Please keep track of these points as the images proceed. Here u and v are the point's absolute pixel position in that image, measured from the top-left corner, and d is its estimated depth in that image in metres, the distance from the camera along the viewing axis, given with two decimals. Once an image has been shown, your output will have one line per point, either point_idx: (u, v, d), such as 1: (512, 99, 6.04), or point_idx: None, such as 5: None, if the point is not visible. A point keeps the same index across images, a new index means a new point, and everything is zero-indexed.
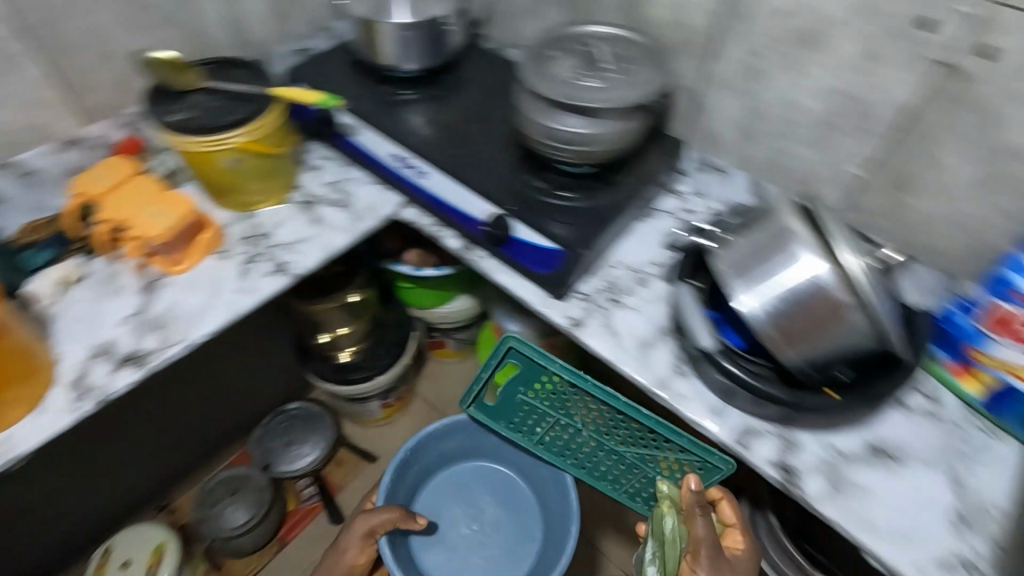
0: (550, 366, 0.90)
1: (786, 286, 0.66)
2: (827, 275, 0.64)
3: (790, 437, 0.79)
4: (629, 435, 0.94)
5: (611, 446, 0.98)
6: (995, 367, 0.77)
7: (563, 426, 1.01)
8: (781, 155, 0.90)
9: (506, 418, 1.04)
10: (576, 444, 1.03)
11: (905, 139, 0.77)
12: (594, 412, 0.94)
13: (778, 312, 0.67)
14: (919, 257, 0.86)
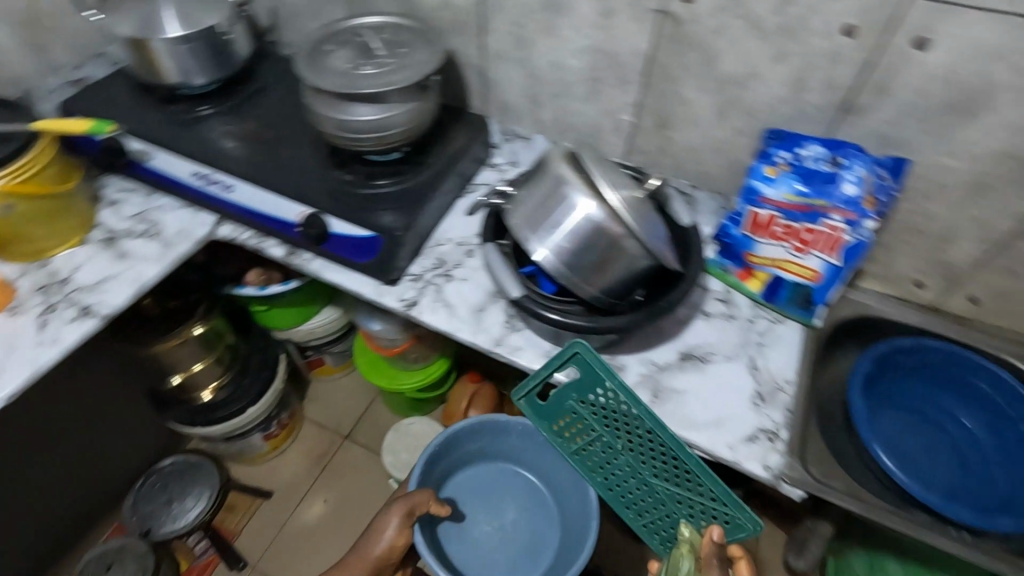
0: (609, 380, 0.82)
1: (564, 227, 0.73)
2: (597, 211, 0.72)
3: (614, 362, 0.89)
4: (675, 469, 0.85)
5: (646, 479, 0.89)
6: (765, 264, 0.91)
7: (607, 443, 0.90)
8: (566, 113, 1.00)
9: (563, 426, 0.91)
10: (608, 466, 0.92)
11: (652, 81, 0.88)
12: (644, 435, 0.84)
13: (564, 251, 0.74)
14: (694, 181, 1.00)
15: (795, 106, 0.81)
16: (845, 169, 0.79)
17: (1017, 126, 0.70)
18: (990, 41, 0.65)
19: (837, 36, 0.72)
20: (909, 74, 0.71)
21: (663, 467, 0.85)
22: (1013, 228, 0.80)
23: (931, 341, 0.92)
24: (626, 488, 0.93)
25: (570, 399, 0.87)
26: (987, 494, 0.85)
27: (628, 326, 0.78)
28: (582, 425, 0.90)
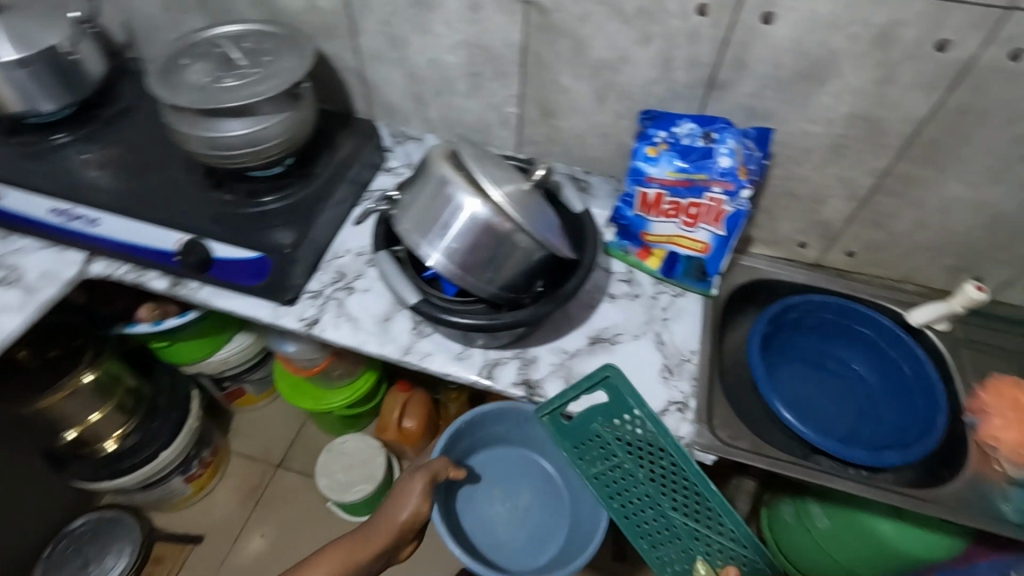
0: (638, 410, 0.81)
1: (453, 230, 0.72)
2: (483, 210, 0.71)
3: (526, 356, 0.89)
4: (696, 500, 0.85)
5: (666, 509, 0.88)
6: (660, 241, 0.94)
7: (625, 471, 0.88)
8: (452, 110, 0.98)
9: (586, 450, 0.88)
10: (627, 493, 0.89)
11: (530, 72, 0.88)
12: (670, 467, 0.83)
13: (455, 253, 0.72)
14: (587, 166, 1.01)
15: (667, 86, 0.83)
16: (718, 142, 0.82)
17: (862, 89, 0.75)
18: (826, 11, 0.69)
19: (692, 15, 0.74)
20: (762, 47, 0.75)
21: (688, 504, 0.85)
22: (873, 184, 0.86)
23: (817, 295, 0.97)
24: (642, 518, 0.89)
25: (598, 429, 0.86)
26: (879, 432, 0.90)
27: (530, 320, 0.77)
28: (608, 462, 0.88)
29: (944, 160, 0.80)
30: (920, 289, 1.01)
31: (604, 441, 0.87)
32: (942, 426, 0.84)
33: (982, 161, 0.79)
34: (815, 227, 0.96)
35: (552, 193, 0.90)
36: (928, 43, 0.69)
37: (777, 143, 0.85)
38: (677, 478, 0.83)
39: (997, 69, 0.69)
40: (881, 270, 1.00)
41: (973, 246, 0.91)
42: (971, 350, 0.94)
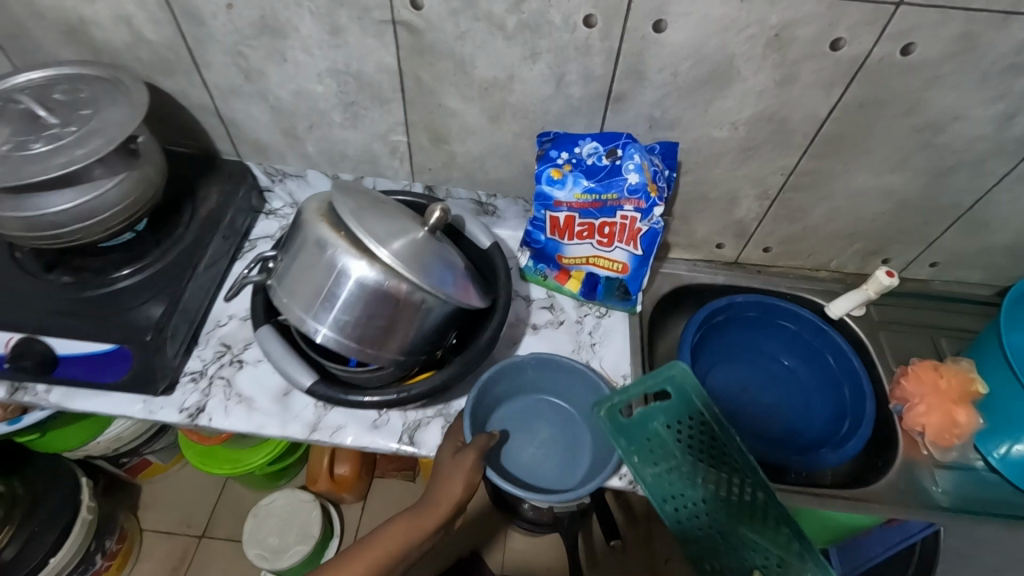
0: (705, 412, 0.66)
1: (340, 299, 0.62)
2: (372, 273, 0.62)
3: (449, 412, 0.81)
4: (770, 518, 0.63)
5: (731, 520, 0.66)
6: (577, 263, 0.88)
7: (684, 475, 0.69)
8: (332, 142, 0.87)
9: (641, 449, 0.70)
10: (678, 498, 0.69)
11: (412, 96, 0.78)
12: (737, 475, 0.65)
13: (348, 324, 0.63)
14: (491, 190, 0.93)
15: (562, 102, 0.76)
16: (623, 159, 0.76)
17: (764, 92, 0.71)
18: (720, 15, 0.64)
19: (580, 27, 0.67)
20: (658, 56, 0.69)
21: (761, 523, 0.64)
22: (783, 182, 0.84)
23: (739, 296, 0.96)
24: (691, 529, 0.68)
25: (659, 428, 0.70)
26: (813, 428, 0.90)
27: (447, 382, 0.70)
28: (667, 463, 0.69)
29: (849, 154, 0.78)
30: (834, 274, 1.01)
31: (663, 440, 0.70)
32: (870, 419, 0.85)
33: (884, 152, 0.78)
34: (731, 228, 0.94)
35: (456, 229, 0.82)
36: (824, 41, 0.65)
37: (684, 151, 0.81)
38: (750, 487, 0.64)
39: (891, 64, 0.67)
40: (797, 261, 0.99)
41: (880, 231, 0.91)
42: (888, 332, 0.95)
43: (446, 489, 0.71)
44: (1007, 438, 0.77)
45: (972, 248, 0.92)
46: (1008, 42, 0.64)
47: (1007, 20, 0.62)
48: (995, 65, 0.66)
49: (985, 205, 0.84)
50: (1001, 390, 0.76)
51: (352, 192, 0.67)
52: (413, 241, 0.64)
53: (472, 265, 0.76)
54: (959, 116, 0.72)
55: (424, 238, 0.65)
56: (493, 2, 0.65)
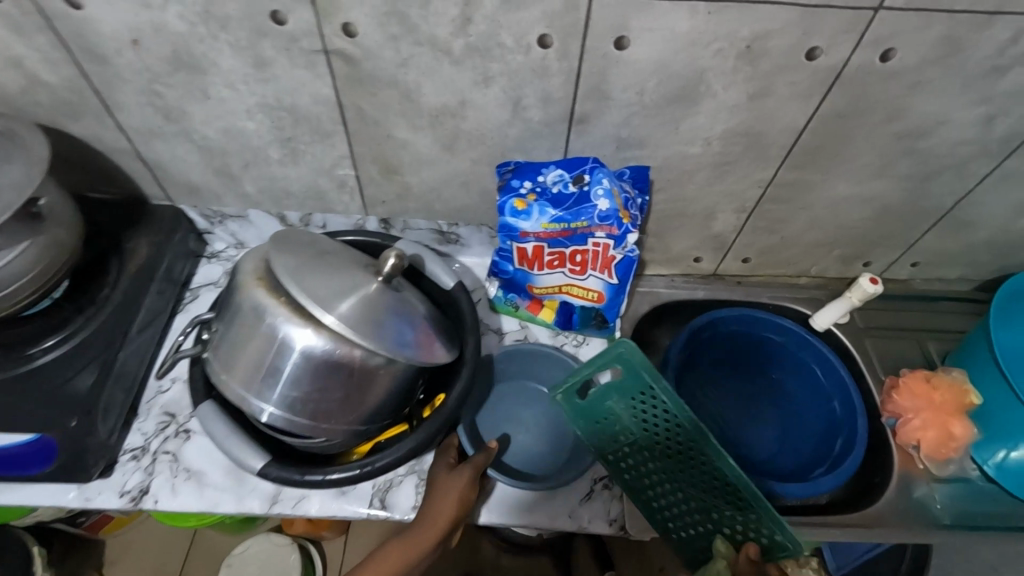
0: (654, 387, 0.66)
1: (285, 373, 0.56)
2: (319, 341, 0.56)
3: (422, 468, 0.74)
4: (721, 480, 0.66)
5: (690, 487, 0.68)
6: (549, 293, 0.82)
7: (643, 449, 0.70)
8: (272, 180, 0.79)
9: (600, 427, 0.72)
10: (639, 471, 0.71)
11: (355, 128, 0.71)
12: (689, 446, 0.67)
13: (299, 400, 0.57)
14: (451, 218, 0.86)
15: (521, 127, 0.69)
16: (591, 185, 0.70)
17: (737, 106, 0.66)
18: (688, 28, 0.58)
19: (534, 48, 0.60)
20: (622, 74, 0.63)
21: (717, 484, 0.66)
22: (760, 194, 0.79)
23: (720, 311, 0.92)
24: (657, 502, 0.70)
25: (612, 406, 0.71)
26: (806, 445, 0.86)
27: (414, 450, 0.63)
28: (626, 436, 0.71)
29: (828, 163, 0.74)
30: (816, 280, 0.97)
31: (618, 415, 0.71)
32: (864, 435, 0.81)
33: (864, 159, 0.73)
34: (709, 241, 0.89)
35: (415, 267, 0.75)
36: (799, 52, 0.60)
37: (656, 169, 0.75)
38: (702, 454, 0.66)
39: (870, 72, 0.62)
40: (777, 270, 0.95)
41: (861, 236, 0.87)
42: (874, 338, 0.92)
43: (437, 507, 0.66)
44: (1002, 445, 0.75)
45: (953, 246, 0.90)
46: (991, 43, 0.59)
47: (991, 20, 0.57)
48: (977, 67, 0.62)
49: (966, 204, 0.81)
50: (995, 396, 0.74)
51: (294, 247, 0.60)
52: (363, 299, 0.58)
53: (438, 311, 0.70)
54: (942, 119, 0.67)
55: (375, 294, 0.59)
56: (435, 26, 0.58)
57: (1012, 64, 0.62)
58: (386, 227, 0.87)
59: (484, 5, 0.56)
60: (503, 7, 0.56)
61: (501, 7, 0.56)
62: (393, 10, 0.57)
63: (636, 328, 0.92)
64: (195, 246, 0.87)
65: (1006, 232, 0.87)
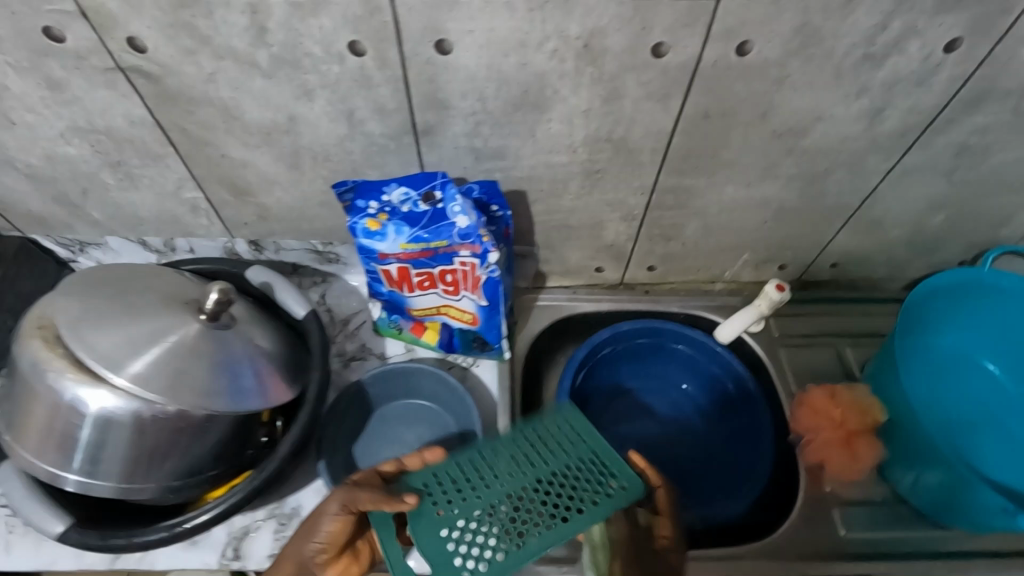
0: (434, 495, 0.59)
1: (81, 437, 0.53)
2: (111, 398, 0.52)
3: (282, 513, 0.69)
4: (564, 495, 0.59)
5: (541, 475, 0.61)
6: (429, 314, 0.77)
7: (476, 518, 0.57)
8: (117, 207, 0.73)
9: (419, 537, 0.56)
10: (467, 483, 0.60)
11: (185, 148, 0.64)
12: (523, 532, 0.56)
13: (104, 459, 0.55)
14: (325, 238, 0.80)
15: (364, 141, 0.63)
16: (445, 202, 0.64)
17: (591, 110, 0.60)
18: (510, 28, 0.52)
19: (347, 56, 0.54)
20: (454, 81, 0.57)
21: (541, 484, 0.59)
22: (646, 201, 0.73)
23: (625, 323, 0.85)
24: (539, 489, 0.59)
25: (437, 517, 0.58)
26: (713, 468, 0.81)
27: (233, 506, 0.58)
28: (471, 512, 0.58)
29: (710, 166, 0.68)
30: (731, 285, 0.91)
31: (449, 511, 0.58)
32: (765, 464, 0.79)
33: (750, 160, 0.67)
34: (606, 251, 0.82)
35: (268, 296, 0.70)
36: (642, 49, 0.54)
37: (524, 179, 0.69)
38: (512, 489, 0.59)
39: (728, 68, 0.56)
40: (686, 276, 0.89)
41: (767, 240, 0.81)
42: (788, 346, 0.85)
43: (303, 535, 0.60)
44: (909, 467, 0.69)
45: (872, 245, 0.83)
46: (856, 31, 0.53)
47: (849, 6, 0.51)
48: (847, 57, 0.55)
49: (874, 203, 0.75)
50: (912, 418, 0.66)
51: (100, 292, 0.56)
52: (169, 347, 0.55)
53: (286, 346, 0.65)
54: (821, 116, 0.61)
55: (185, 339, 0.56)
56: (230, 36, 0.52)
57: (886, 53, 0.55)
58: (257, 249, 0.81)
59: (274, 11, 0.50)
60: (295, 12, 0.50)
61: (293, 12, 0.50)
62: (177, 21, 0.51)
63: (535, 345, 0.86)
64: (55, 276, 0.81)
65: (925, 229, 0.80)
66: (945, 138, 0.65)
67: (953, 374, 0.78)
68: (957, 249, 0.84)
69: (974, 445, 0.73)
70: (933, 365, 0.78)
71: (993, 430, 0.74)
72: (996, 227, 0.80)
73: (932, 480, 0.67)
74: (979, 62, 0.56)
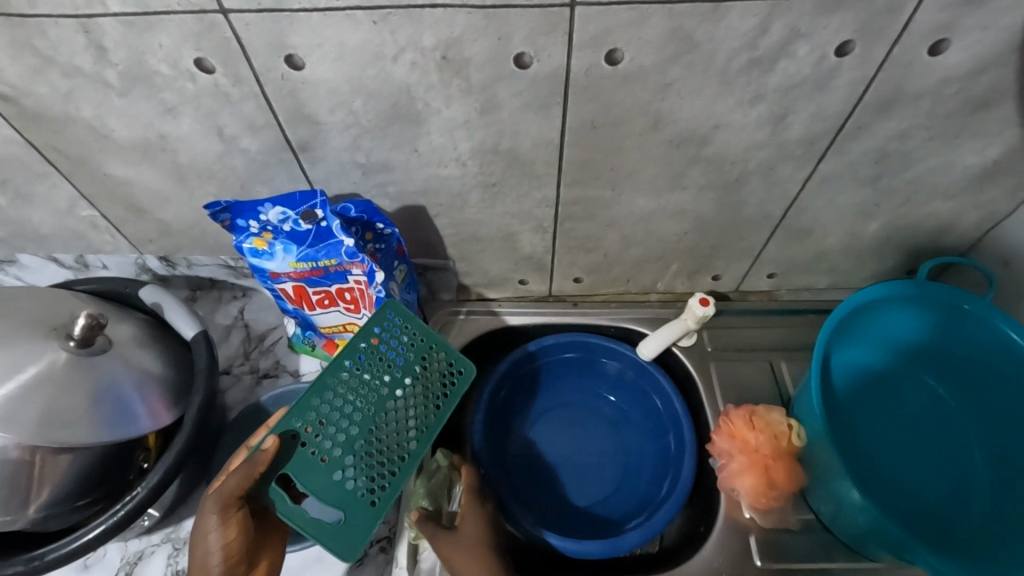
0: (308, 448, 0.59)
1: None
2: None
3: (178, 538, 0.68)
4: (424, 397, 0.63)
5: (398, 385, 0.63)
6: (336, 332, 0.75)
7: (359, 451, 0.59)
8: (19, 224, 0.73)
9: (314, 488, 0.57)
10: (334, 424, 0.60)
11: (66, 167, 0.63)
12: (406, 441, 0.61)
13: None
14: (234, 254, 0.78)
15: (243, 158, 0.61)
16: (327, 221, 0.61)
17: (469, 123, 0.57)
18: (360, 41, 0.49)
19: (197, 73, 0.52)
20: (316, 96, 0.54)
21: (390, 392, 0.62)
22: (552, 214, 0.69)
23: (549, 338, 0.83)
24: (400, 415, 0.61)
25: (318, 467, 0.58)
26: (633, 489, 0.79)
27: (90, 542, 0.56)
28: (346, 452, 0.59)
29: (611, 177, 0.64)
30: (665, 296, 0.87)
31: (327, 457, 0.59)
32: (689, 479, 0.73)
33: (652, 171, 0.63)
34: (525, 262, 0.79)
35: (161, 317, 0.69)
36: (506, 59, 0.51)
37: (419, 194, 0.66)
38: (365, 409, 0.61)
39: (602, 77, 0.52)
40: (616, 287, 0.85)
41: (692, 250, 0.77)
42: (722, 361, 0.81)
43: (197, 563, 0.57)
44: (835, 496, 0.65)
45: (806, 254, 0.78)
46: (734, 35, 0.49)
47: (719, 9, 0.47)
48: (731, 62, 0.51)
49: (798, 212, 0.70)
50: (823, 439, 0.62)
51: None
52: (27, 381, 0.54)
53: (171, 369, 0.64)
54: (718, 124, 0.58)
55: (45, 370, 0.55)
56: (72, 55, 0.50)
57: (773, 57, 0.51)
58: (170, 266, 0.80)
59: (107, 29, 0.48)
60: (130, 30, 0.48)
61: (127, 31, 0.48)
62: (15, 42, 0.49)
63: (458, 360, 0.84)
64: None
65: (860, 237, 0.75)
66: (859, 144, 0.61)
67: (894, 386, 0.72)
68: (899, 257, 0.79)
69: (906, 467, 0.68)
70: (866, 379, 0.72)
71: (932, 450, 0.69)
72: (939, 234, 0.75)
73: (853, 510, 0.63)
74: (879, 65, 0.52)
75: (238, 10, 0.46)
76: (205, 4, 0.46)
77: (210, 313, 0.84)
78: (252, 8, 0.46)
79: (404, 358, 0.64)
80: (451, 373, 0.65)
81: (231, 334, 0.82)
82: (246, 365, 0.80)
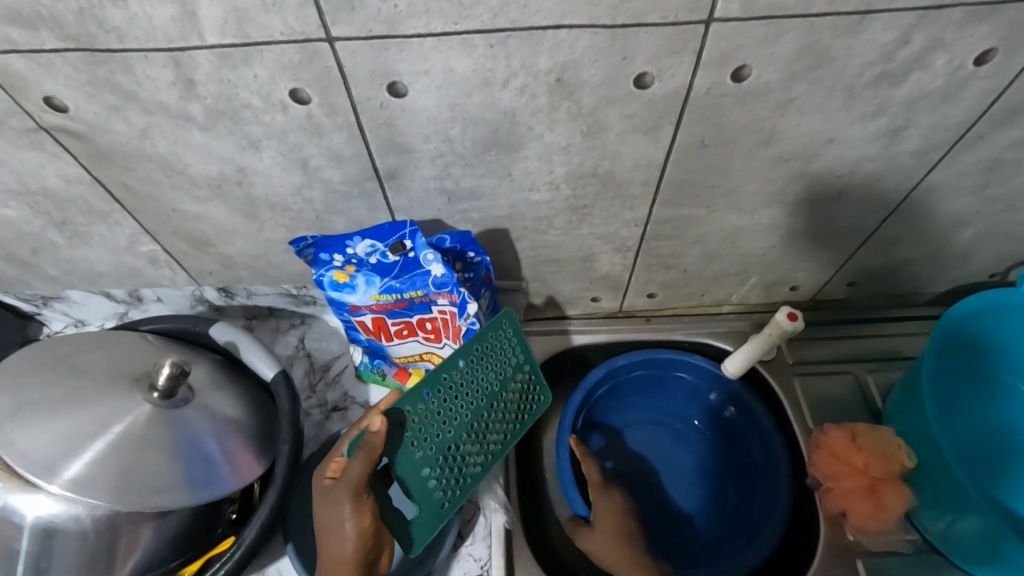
0: (406, 434, 0.56)
1: (21, 549, 0.51)
2: (55, 507, 0.50)
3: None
4: (510, 414, 0.61)
5: (495, 397, 0.60)
6: (411, 361, 0.71)
7: (447, 453, 0.57)
8: (72, 262, 0.69)
9: (402, 479, 0.55)
10: (436, 419, 0.57)
11: (132, 204, 0.59)
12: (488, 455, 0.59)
13: (54, 565, 0.52)
14: (298, 281, 0.74)
15: (324, 189, 0.57)
16: (416, 252, 0.58)
17: (571, 147, 0.53)
18: (470, 67, 0.45)
19: (290, 105, 0.48)
20: (414, 124, 0.50)
21: (487, 401, 0.60)
22: (640, 233, 0.66)
23: (622, 356, 0.79)
24: (490, 429, 0.60)
25: (412, 459, 0.56)
26: (723, 507, 0.76)
27: None
28: (439, 449, 0.57)
29: (712, 195, 0.61)
30: (739, 307, 0.83)
31: (421, 449, 0.56)
32: (786, 501, 0.71)
33: (753, 188, 0.60)
34: (602, 282, 0.76)
35: (233, 355, 0.67)
36: (624, 80, 0.47)
37: (505, 218, 0.63)
38: (463, 413, 0.58)
39: (722, 96, 0.49)
40: (689, 302, 0.82)
41: (778, 264, 0.74)
42: (803, 373, 0.79)
43: (331, 557, 0.51)
44: (941, 515, 0.63)
45: (895, 263, 0.75)
46: (871, 49, 0.46)
47: (863, 21, 0.44)
48: (860, 77, 0.48)
49: (894, 222, 0.67)
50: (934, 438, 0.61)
51: (35, 380, 0.53)
52: (115, 440, 0.51)
53: (251, 414, 0.60)
54: (833, 139, 0.54)
55: (131, 427, 0.52)
56: (156, 91, 0.46)
57: (905, 69, 0.48)
58: (228, 296, 0.76)
59: (199, 62, 0.44)
60: (224, 63, 0.44)
61: (221, 63, 0.44)
62: (95, 78, 0.45)
63: None
64: (19, 332, 0.76)
65: (951, 244, 0.72)
66: (974, 154, 0.58)
67: (1001, 399, 0.70)
68: (988, 263, 0.76)
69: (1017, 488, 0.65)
70: (972, 386, 0.71)
71: None
72: None
73: (967, 528, 0.61)
74: (1013, 74, 0.49)
75: (345, 37, 0.43)
76: (310, 32, 0.42)
77: (269, 343, 0.79)
78: (362, 36, 0.43)
79: (504, 370, 0.61)
80: (537, 401, 0.63)
81: (294, 365, 0.78)
82: (313, 398, 0.75)
